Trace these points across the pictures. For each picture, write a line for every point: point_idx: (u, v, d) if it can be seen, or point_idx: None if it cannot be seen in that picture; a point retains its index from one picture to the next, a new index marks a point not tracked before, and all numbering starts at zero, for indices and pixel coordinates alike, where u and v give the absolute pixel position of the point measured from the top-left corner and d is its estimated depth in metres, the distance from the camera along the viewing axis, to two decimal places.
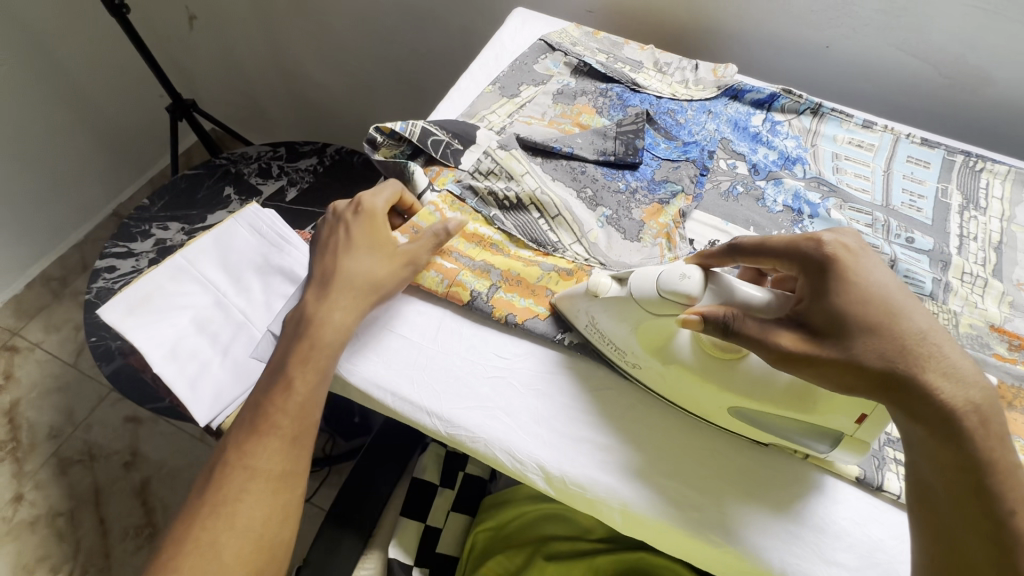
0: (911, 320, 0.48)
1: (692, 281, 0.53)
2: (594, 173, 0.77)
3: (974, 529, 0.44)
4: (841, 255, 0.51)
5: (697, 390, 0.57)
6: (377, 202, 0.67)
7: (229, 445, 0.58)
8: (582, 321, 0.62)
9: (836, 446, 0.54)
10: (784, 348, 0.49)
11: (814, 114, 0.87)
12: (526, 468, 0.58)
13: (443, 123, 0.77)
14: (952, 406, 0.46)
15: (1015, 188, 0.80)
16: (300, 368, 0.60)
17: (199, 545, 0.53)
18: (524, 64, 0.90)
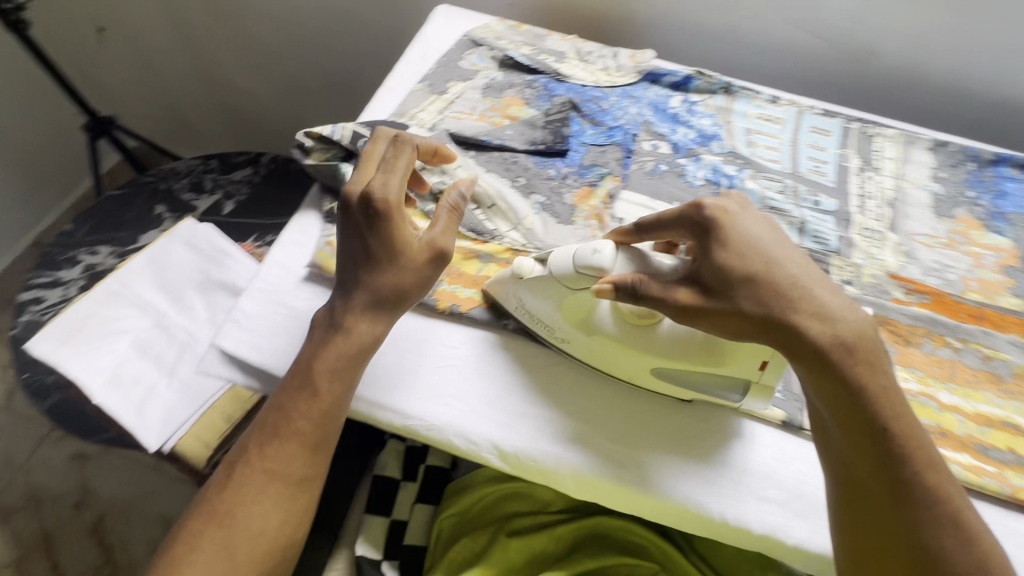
0: (781, 269, 0.53)
1: (603, 253, 0.57)
2: (526, 163, 0.80)
3: (862, 453, 0.51)
4: (717, 218, 0.55)
5: (620, 355, 0.61)
6: (386, 200, 0.58)
7: (249, 440, 0.59)
8: (512, 304, 0.66)
9: (747, 393, 0.60)
10: (681, 304, 0.54)
11: (726, 92, 0.93)
12: (480, 448, 0.60)
13: (374, 124, 0.78)
14: (821, 343, 0.51)
15: (904, 149, 0.89)
16: (324, 372, 0.58)
17: (212, 534, 0.55)
18: (450, 61, 0.91)
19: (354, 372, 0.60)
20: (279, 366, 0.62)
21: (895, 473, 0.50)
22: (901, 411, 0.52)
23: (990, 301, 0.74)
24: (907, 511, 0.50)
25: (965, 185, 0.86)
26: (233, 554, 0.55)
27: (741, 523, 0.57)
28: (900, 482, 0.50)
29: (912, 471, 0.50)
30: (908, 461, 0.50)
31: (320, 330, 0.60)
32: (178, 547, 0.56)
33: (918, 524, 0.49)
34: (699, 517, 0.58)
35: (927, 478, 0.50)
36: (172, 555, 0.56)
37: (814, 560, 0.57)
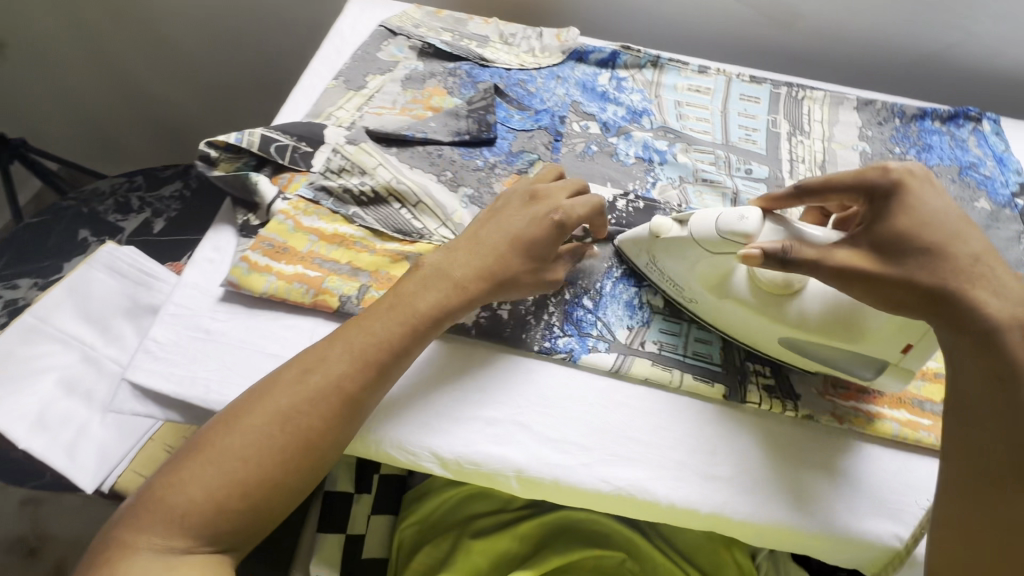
0: (964, 241, 0.51)
1: (751, 220, 0.56)
2: (451, 155, 0.77)
3: (1014, 443, 0.46)
4: (907, 180, 0.53)
5: (752, 321, 0.60)
6: (569, 215, 0.62)
7: (329, 347, 0.55)
8: (644, 261, 0.67)
9: (881, 373, 0.58)
10: (840, 268, 0.52)
11: (654, 66, 0.91)
12: (419, 457, 0.57)
13: (285, 127, 0.74)
14: (996, 319, 0.48)
15: (832, 110, 0.89)
16: (425, 311, 0.58)
17: (261, 420, 0.51)
18: (366, 53, 0.87)
19: (444, 322, 0.59)
20: (199, 394, 0.58)
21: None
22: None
23: None
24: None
25: (892, 142, 0.87)
26: (282, 453, 0.51)
27: (688, 506, 0.56)
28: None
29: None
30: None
31: (430, 270, 0.60)
32: (222, 421, 0.52)
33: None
34: (647, 505, 0.57)
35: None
36: (214, 428, 0.51)
37: (761, 532, 0.57)
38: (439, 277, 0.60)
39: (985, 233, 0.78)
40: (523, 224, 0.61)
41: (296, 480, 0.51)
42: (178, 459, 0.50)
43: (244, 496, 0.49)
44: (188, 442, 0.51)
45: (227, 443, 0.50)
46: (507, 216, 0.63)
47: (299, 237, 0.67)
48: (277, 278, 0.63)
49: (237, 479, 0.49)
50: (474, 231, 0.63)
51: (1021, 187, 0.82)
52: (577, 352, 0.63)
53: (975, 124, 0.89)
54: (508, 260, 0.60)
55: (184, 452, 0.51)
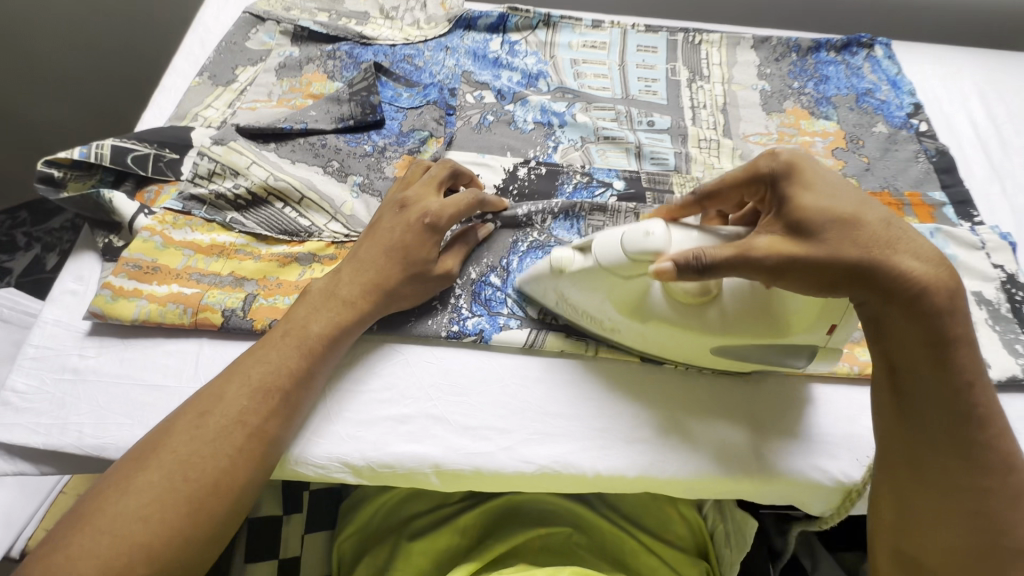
0: (873, 208, 0.46)
1: (658, 233, 0.48)
2: (336, 143, 0.71)
3: (944, 411, 0.45)
4: (798, 161, 0.49)
5: (675, 338, 0.54)
6: (445, 216, 0.59)
7: (226, 384, 0.50)
8: (552, 299, 0.59)
9: (813, 356, 0.55)
10: (766, 261, 0.45)
11: (546, 26, 0.87)
12: (328, 469, 0.54)
13: (143, 135, 0.67)
14: (924, 283, 0.44)
15: (729, 52, 0.88)
16: (320, 331, 0.54)
17: (155, 475, 0.45)
18: (234, 45, 0.80)
19: (348, 340, 0.56)
20: (71, 441, 0.52)
21: (970, 437, 0.46)
22: (983, 371, 0.46)
23: None
24: (977, 476, 0.46)
25: (790, 77, 0.86)
26: (187, 505, 0.45)
27: (616, 473, 0.55)
28: (975, 447, 0.46)
29: (991, 436, 0.46)
30: (986, 424, 0.46)
31: (318, 294, 0.57)
32: (109, 484, 0.45)
33: (988, 491, 0.46)
34: (574, 478, 0.55)
35: (1003, 447, 0.46)
36: (101, 495, 0.44)
37: (691, 486, 0.56)
38: (326, 298, 0.56)
39: (885, 157, 0.78)
40: (402, 231, 0.58)
41: (211, 530, 0.45)
42: (60, 536, 0.43)
43: (149, 562, 0.42)
44: (71, 514, 0.44)
45: (119, 507, 0.43)
46: (383, 229, 0.60)
47: (171, 253, 0.61)
48: (148, 302, 0.57)
49: (134, 546, 0.42)
50: (357, 248, 0.60)
51: (915, 107, 0.83)
52: (488, 334, 0.60)
53: (869, 51, 0.89)
54: (390, 269, 0.57)
55: (66, 527, 0.43)
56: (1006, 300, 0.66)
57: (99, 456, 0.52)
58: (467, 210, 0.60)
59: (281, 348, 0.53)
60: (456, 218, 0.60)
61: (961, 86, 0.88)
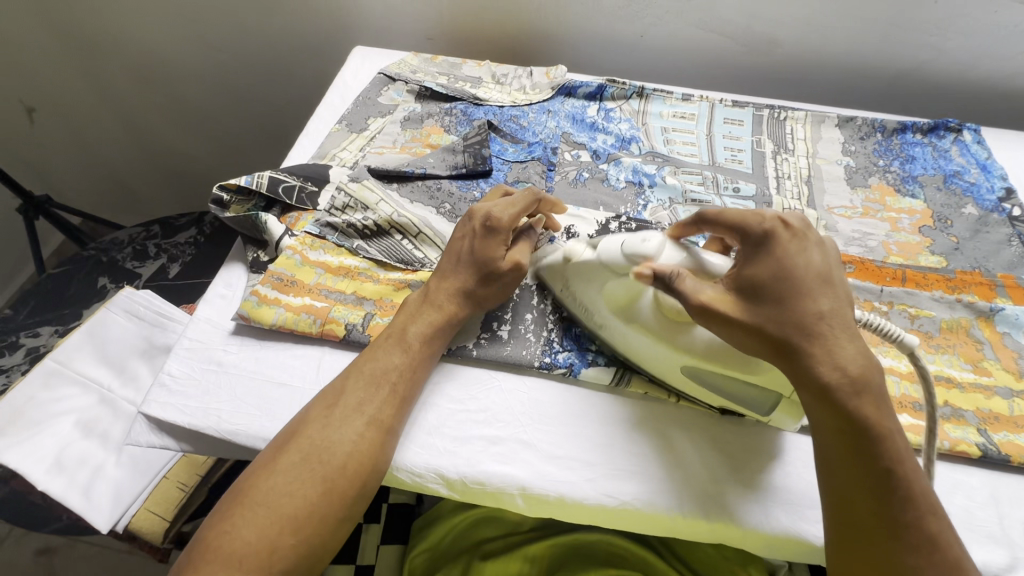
0: (811, 300, 0.51)
1: (653, 243, 0.57)
2: (449, 187, 0.80)
3: (862, 489, 0.47)
4: (776, 233, 0.53)
5: (651, 347, 0.59)
6: (505, 217, 0.64)
7: (345, 380, 0.58)
8: (559, 285, 0.67)
9: (775, 408, 0.57)
10: (706, 307, 0.52)
11: (640, 96, 0.96)
12: (424, 478, 0.58)
13: (293, 169, 0.79)
14: (831, 377, 0.49)
15: (815, 128, 0.93)
16: (418, 332, 0.62)
17: (296, 456, 0.53)
18: (368, 99, 0.93)
19: (442, 338, 0.63)
20: (211, 424, 0.60)
21: (893, 518, 0.46)
22: (905, 458, 0.48)
23: (911, 262, 0.76)
24: (902, 557, 0.45)
25: (875, 155, 0.89)
26: (322, 485, 0.52)
27: (702, 519, 0.56)
28: (899, 528, 0.46)
29: (911, 516, 0.46)
30: (909, 506, 0.46)
31: (413, 302, 0.65)
32: (261, 468, 0.53)
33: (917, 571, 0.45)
34: (652, 517, 0.57)
35: (925, 525, 0.46)
36: (255, 474, 0.53)
37: (773, 542, 0.55)
38: (421, 307, 0.64)
39: (975, 238, 0.79)
40: (469, 237, 0.66)
41: (343, 510, 0.52)
42: (228, 506, 0.51)
43: (295, 533, 0.50)
44: (232, 493, 0.52)
45: (270, 485, 0.51)
46: (455, 239, 0.67)
47: (306, 270, 0.70)
48: (285, 310, 0.66)
49: (284, 519, 0.50)
50: (439, 262, 0.68)
51: (1007, 191, 0.84)
52: (577, 368, 0.65)
53: (957, 135, 0.92)
54: (467, 274, 0.64)
55: (232, 500, 0.52)
56: None
57: (230, 440, 0.60)
58: (525, 209, 0.66)
59: (371, 349, 0.61)
60: (515, 217, 0.65)
61: None
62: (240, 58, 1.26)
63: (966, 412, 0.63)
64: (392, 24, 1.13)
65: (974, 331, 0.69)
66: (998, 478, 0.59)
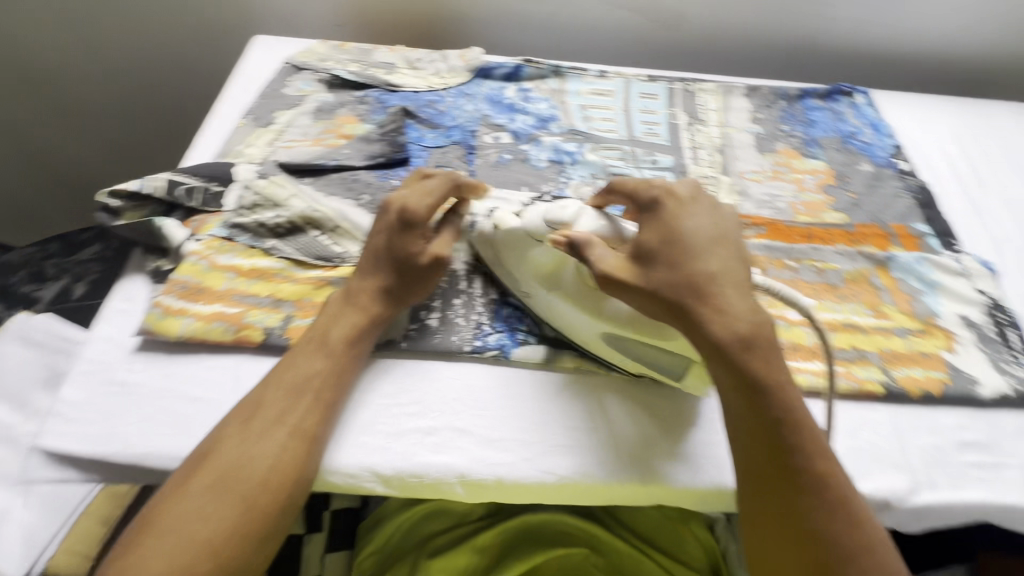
0: (703, 262, 0.55)
1: (568, 211, 0.60)
2: (368, 178, 0.77)
3: (758, 440, 0.51)
4: (664, 202, 0.58)
5: (571, 314, 0.62)
6: (422, 209, 0.63)
7: (262, 389, 0.56)
8: (489, 255, 0.67)
9: (687, 374, 0.60)
10: (615, 267, 0.56)
11: (557, 75, 0.96)
12: (358, 478, 0.56)
13: (194, 169, 0.73)
14: (724, 334, 0.52)
15: (724, 99, 0.96)
16: (340, 335, 0.59)
17: (208, 480, 0.50)
18: (274, 91, 0.88)
19: (366, 341, 0.61)
20: (120, 451, 0.56)
21: (786, 462, 0.50)
22: (796, 406, 0.52)
23: (817, 220, 0.80)
24: (797, 497, 0.49)
25: (780, 121, 0.94)
26: (242, 504, 0.50)
27: (636, 483, 0.57)
28: (792, 472, 0.50)
29: (801, 461, 0.50)
30: (797, 450, 0.50)
31: (336, 301, 0.62)
32: (171, 489, 0.50)
33: (808, 510, 0.49)
34: (589, 488, 0.58)
35: (815, 468, 0.50)
36: (165, 498, 0.50)
37: (705, 496, 0.58)
38: (340, 306, 0.61)
39: (871, 193, 0.85)
40: (386, 231, 0.63)
41: (266, 527, 0.50)
42: (136, 533, 0.48)
43: (212, 557, 0.48)
44: (141, 519, 0.49)
45: (182, 507, 0.49)
46: (372, 234, 0.65)
47: (215, 276, 0.66)
48: (194, 320, 0.62)
49: (199, 543, 0.48)
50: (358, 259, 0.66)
51: (896, 148, 0.91)
52: (508, 349, 0.64)
53: (851, 98, 0.98)
54: (387, 270, 0.62)
55: (141, 524, 0.49)
56: (991, 322, 0.71)
57: (143, 465, 0.55)
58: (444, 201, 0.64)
59: (286, 353, 0.59)
60: (433, 208, 0.63)
61: (938, 129, 0.96)
62: (131, 53, 1.16)
63: (870, 353, 0.67)
64: (296, 10, 1.08)
65: (874, 279, 0.74)
66: (901, 412, 0.64)
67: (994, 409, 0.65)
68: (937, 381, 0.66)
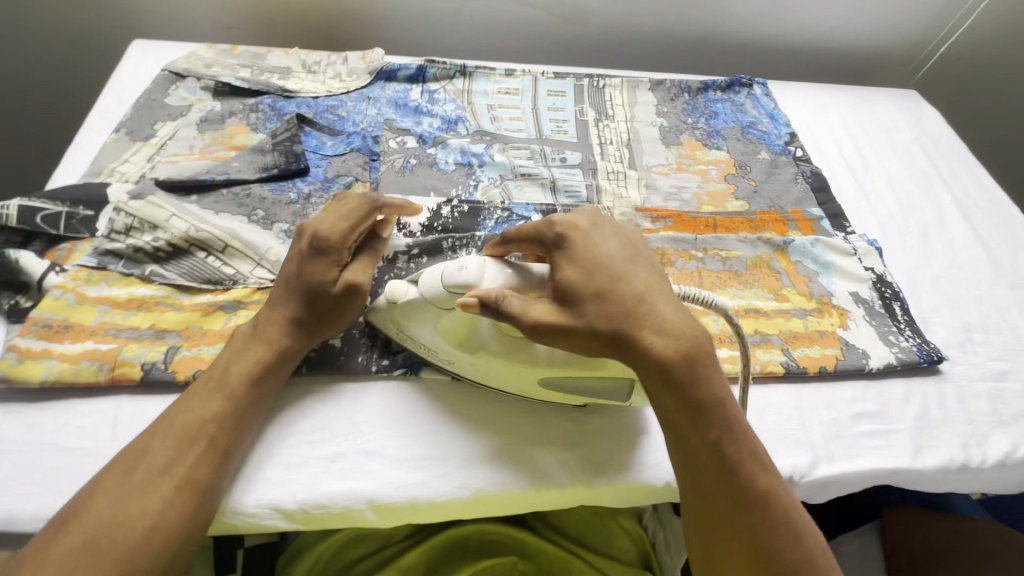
0: (624, 283, 0.51)
1: (469, 270, 0.54)
2: (261, 192, 0.73)
3: (701, 460, 0.49)
4: (570, 233, 0.54)
5: (505, 371, 0.57)
6: (334, 234, 0.57)
7: (150, 437, 0.50)
8: (392, 330, 0.61)
9: (632, 391, 0.57)
10: (544, 314, 0.50)
11: (463, 75, 0.94)
12: (258, 516, 0.53)
13: (56, 193, 0.66)
14: (660, 355, 0.49)
15: (631, 93, 0.98)
16: (241, 373, 0.54)
17: (74, 542, 0.44)
18: (152, 101, 0.81)
19: (274, 378, 0.55)
20: None
21: (730, 481, 0.49)
22: (734, 421, 0.50)
23: (720, 209, 0.83)
24: (741, 518, 0.48)
25: (684, 114, 0.96)
26: (119, 568, 0.44)
27: (552, 488, 0.57)
28: (736, 490, 0.49)
29: (744, 480, 0.49)
30: (741, 471, 0.49)
31: (241, 336, 0.57)
32: (32, 558, 0.44)
33: (754, 531, 0.48)
34: (505, 499, 0.57)
35: (758, 485, 0.49)
36: (23, 568, 0.43)
37: (621, 492, 0.58)
38: (247, 342, 0.56)
39: (769, 180, 0.88)
40: (297, 258, 0.58)
41: None
42: None
43: None
44: None
45: None
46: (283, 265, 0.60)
47: (85, 310, 0.59)
48: (59, 361, 0.56)
49: None
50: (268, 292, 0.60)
51: (791, 135, 0.95)
52: (417, 364, 0.62)
53: (749, 89, 1.02)
54: (298, 301, 0.57)
55: None
56: (878, 297, 0.76)
57: (1, 531, 0.49)
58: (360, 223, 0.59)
59: (182, 404, 0.52)
60: (348, 232, 0.58)
61: (828, 116, 1.02)
62: None
63: (772, 336, 0.70)
64: (180, 12, 1.00)
65: (774, 263, 0.77)
66: (801, 390, 0.67)
67: (883, 378, 0.70)
68: (832, 357, 0.69)
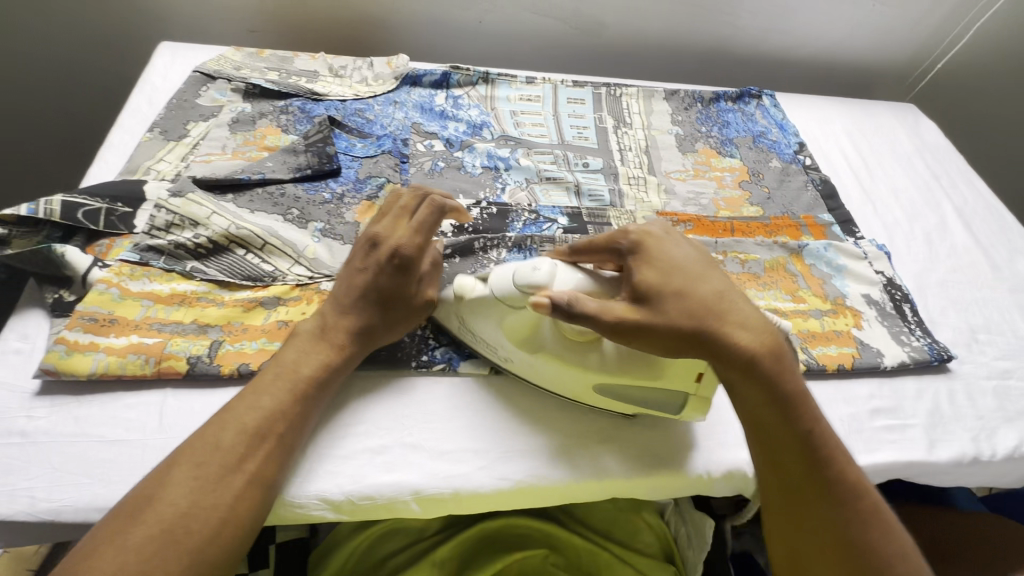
0: (706, 283, 0.54)
1: (544, 271, 0.54)
2: (295, 192, 0.74)
3: (792, 453, 0.52)
4: (647, 238, 0.56)
5: (560, 373, 0.58)
6: (413, 250, 0.59)
7: (219, 431, 0.50)
8: (454, 322, 0.63)
9: (684, 408, 0.58)
10: (620, 319, 0.51)
11: (486, 81, 0.96)
12: (306, 505, 0.54)
13: (95, 190, 0.67)
14: (752, 351, 0.52)
15: (647, 102, 1.01)
16: (311, 375, 0.55)
17: (153, 530, 0.44)
18: (184, 101, 0.82)
19: (337, 381, 0.57)
20: (22, 508, 0.49)
21: (820, 471, 0.51)
22: (818, 415, 0.53)
23: (737, 214, 0.86)
24: (832, 510, 0.50)
25: (698, 123, 1.00)
26: (190, 560, 0.44)
27: (591, 480, 0.58)
28: (827, 480, 0.51)
29: (834, 471, 0.51)
30: (831, 464, 0.52)
31: (306, 336, 0.57)
32: (97, 546, 0.43)
33: (848, 523, 0.50)
34: (545, 489, 0.58)
35: (848, 474, 0.52)
36: (86, 557, 0.42)
37: (656, 484, 0.60)
38: (315, 345, 0.57)
39: (782, 187, 0.92)
40: (373, 269, 0.59)
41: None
42: None
43: None
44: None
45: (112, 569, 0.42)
46: (352, 270, 0.60)
47: (130, 305, 0.60)
48: (106, 354, 0.56)
49: None
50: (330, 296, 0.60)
51: (800, 144, 0.99)
52: (455, 361, 0.64)
53: (759, 100, 1.06)
54: (371, 311, 0.58)
55: None
56: (889, 299, 0.79)
57: (53, 521, 0.50)
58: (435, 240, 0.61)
59: (258, 400, 0.52)
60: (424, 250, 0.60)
61: (834, 128, 1.06)
62: None
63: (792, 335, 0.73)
64: (205, 16, 1.02)
65: (790, 266, 0.80)
66: (821, 386, 0.70)
67: (897, 376, 0.73)
68: (849, 355, 0.72)
